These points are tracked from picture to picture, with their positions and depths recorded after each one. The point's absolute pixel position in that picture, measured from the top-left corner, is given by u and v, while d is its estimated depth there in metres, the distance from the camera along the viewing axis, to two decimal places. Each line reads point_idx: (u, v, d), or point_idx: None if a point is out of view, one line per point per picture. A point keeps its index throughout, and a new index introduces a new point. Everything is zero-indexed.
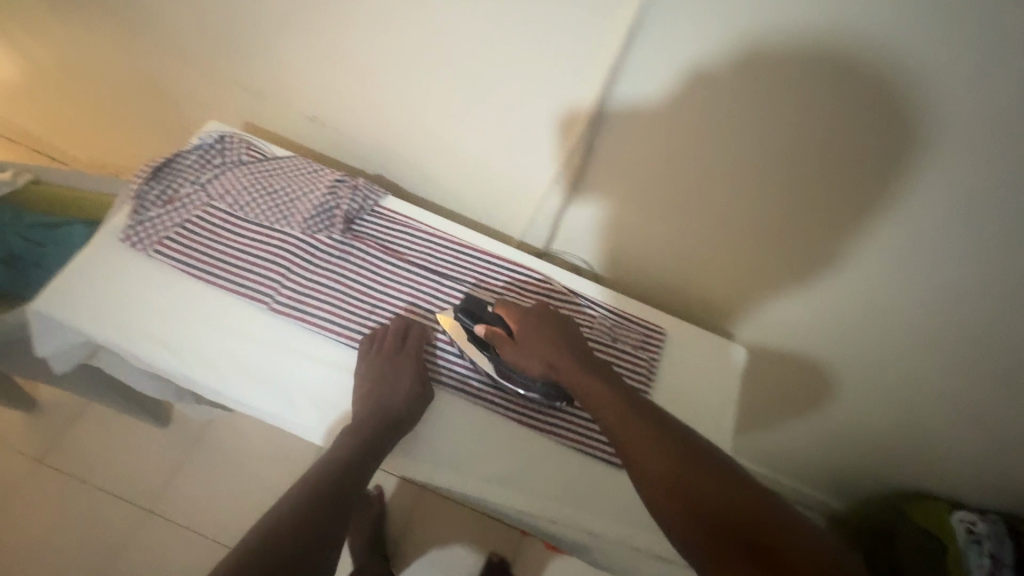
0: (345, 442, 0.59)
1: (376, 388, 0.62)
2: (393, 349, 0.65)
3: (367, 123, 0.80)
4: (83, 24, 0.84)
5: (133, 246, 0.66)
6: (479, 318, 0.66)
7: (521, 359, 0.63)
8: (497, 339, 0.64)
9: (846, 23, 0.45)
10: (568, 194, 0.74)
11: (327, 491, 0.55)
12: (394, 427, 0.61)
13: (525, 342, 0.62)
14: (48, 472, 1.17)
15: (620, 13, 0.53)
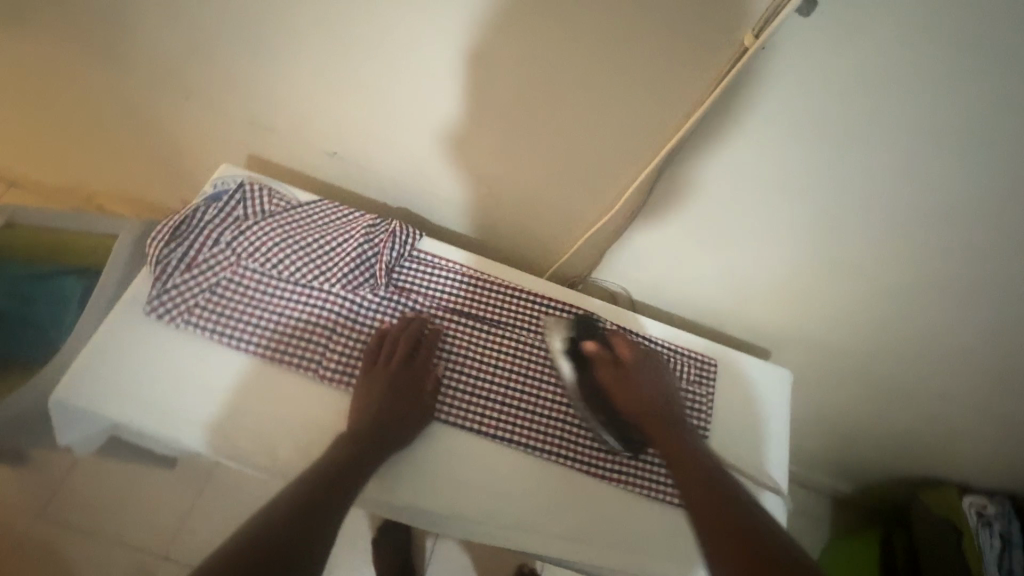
0: (337, 446, 0.57)
1: (385, 394, 0.60)
2: (402, 361, 0.63)
3: (398, 159, 0.77)
4: (91, 47, 0.79)
5: (160, 318, 0.61)
6: (589, 336, 0.69)
7: (616, 386, 0.65)
8: (600, 360, 0.67)
9: (948, 64, 0.46)
10: (616, 227, 0.74)
11: (316, 496, 0.53)
12: (391, 438, 0.59)
13: (629, 375, 0.65)
14: (48, 527, 1.09)
15: (709, 57, 0.52)
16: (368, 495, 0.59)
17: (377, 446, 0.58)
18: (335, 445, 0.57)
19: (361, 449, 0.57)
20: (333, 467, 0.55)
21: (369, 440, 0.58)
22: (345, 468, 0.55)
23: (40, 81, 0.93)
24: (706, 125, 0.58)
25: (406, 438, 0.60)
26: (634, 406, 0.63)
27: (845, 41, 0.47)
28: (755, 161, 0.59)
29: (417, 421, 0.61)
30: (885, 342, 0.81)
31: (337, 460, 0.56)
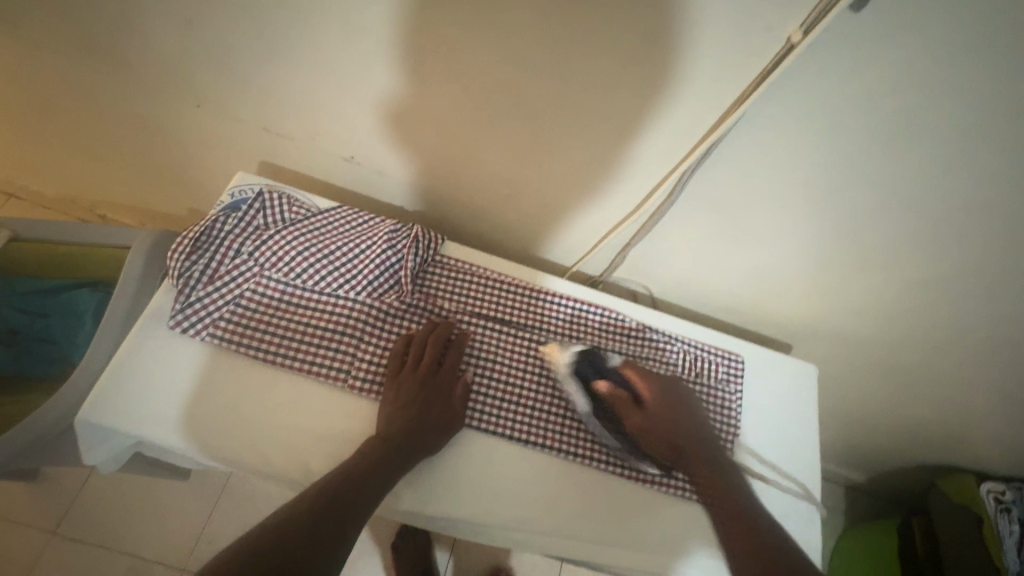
0: (367, 447, 0.57)
1: (411, 403, 0.59)
2: (430, 367, 0.61)
3: (417, 162, 0.76)
4: (94, 58, 0.77)
5: (184, 332, 0.60)
6: (600, 376, 0.65)
7: (647, 429, 0.63)
8: (621, 402, 0.64)
9: (1001, 65, 0.44)
10: (639, 226, 0.73)
11: (341, 498, 0.52)
12: (419, 446, 0.58)
13: (656, 415, 0.63)
14: (65, 543, 1.08)
15: (744, 62, 0.50)
16: (403, 507, 0.59)
17: (406, 448, 0.57)
18: (363, 448, 0.57)
19: (389, 452, 0.56)
20: (360, 469, 0.54)
21: (398, 442, 0.57)
22: (374, 470, 0.55)
23: (42, 91, 0.90)
24: (742, 125, 0.56)
25: (435, 445, 0.59)
26: (669, 445, 0.63)
27: (895, 41, 0.45)
28: (790, 159, 0.58)
29: (444, 429, 0.60)
30: (908, 335, 0.81)
31: (364, 462, 0.55)
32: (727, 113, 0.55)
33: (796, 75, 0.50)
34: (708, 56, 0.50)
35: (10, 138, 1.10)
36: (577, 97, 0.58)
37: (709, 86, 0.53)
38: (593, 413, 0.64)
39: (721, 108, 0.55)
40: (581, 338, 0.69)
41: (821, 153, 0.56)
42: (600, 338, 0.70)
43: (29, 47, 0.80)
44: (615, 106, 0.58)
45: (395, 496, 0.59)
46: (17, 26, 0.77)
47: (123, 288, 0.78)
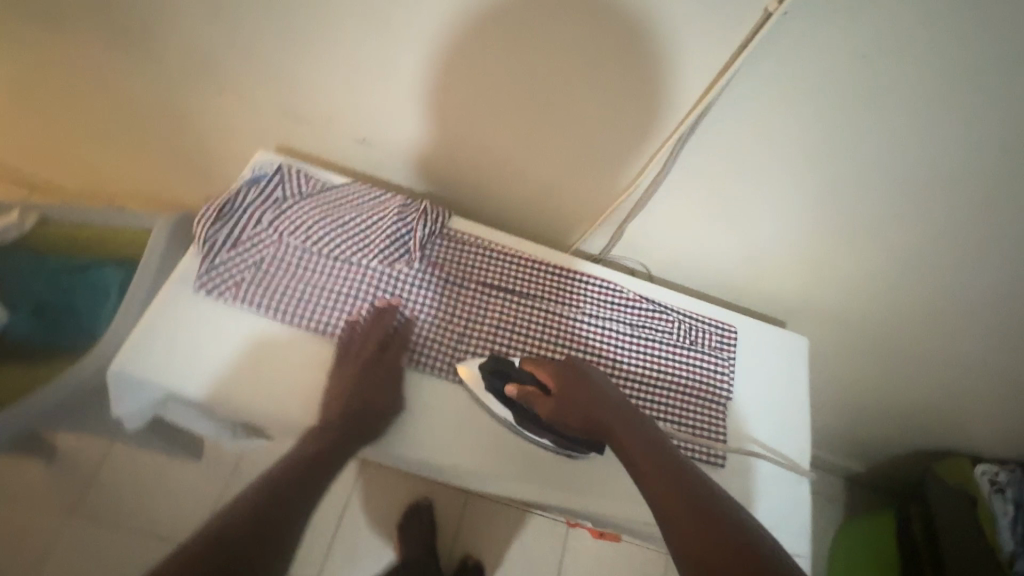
0: (302, 447, 0.59)
1: (351, 395, 0.61)
2: (369, 357, 0.63)
3: (423, 143, 0.80)
4: (122, 44, 0.82)
5: (209, 294, 0.64)
6: (510, 378, 0.64)
7: (557, 416, 0.60)
8: (531, 399, 0.62)
9: (955, 24, 0.49)
10: (634, 203, 0.77)
11: (271, 501, 0.53)
12: (359, 437, 0.60)
13: (560, 400, 0.59)
14: (81, 522, 1.11)
15: (728, 31, 0.54)
16: (413, 454, 0.62)
17: (343, 443, 0.60)
18: (296, 450, 0.59)
19: (325, 449, 0.59)
20: (292, 470, 0.56)
21: (336, 438, 0.59)
22: (309, 472, 0.57)
23: (71, 80, 0.95)
24: (730, 93, 0.60)
25: (379, 432, 0.62)
26: (584, 423, 0.57)
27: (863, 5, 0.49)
28: (776, 128, 0.62)
29: (388, 414, 0.63)
30: (896, 311, 0.84)
31: (299, 465, 0.57)
32: (717, 81, 0.59)
33: (781, 40, 0.54)
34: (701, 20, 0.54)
35: (38, 131, 1.16)
36: (576, 68, 0.62)
37: (698, 54, 0.57)
38: (515, 419, 0.63)
39: (710, 77, 0.59)
40: (580, 307, 0.73)
41: (805, 120, 0.60)
42: (599, 307, 0.73)
43: (62, 36, 0.85)
44: (612, 77, 0.62)
45: (407, 443, 0.63)
46: (52, 17, 0.82)
47: (149, 262, 0.83)
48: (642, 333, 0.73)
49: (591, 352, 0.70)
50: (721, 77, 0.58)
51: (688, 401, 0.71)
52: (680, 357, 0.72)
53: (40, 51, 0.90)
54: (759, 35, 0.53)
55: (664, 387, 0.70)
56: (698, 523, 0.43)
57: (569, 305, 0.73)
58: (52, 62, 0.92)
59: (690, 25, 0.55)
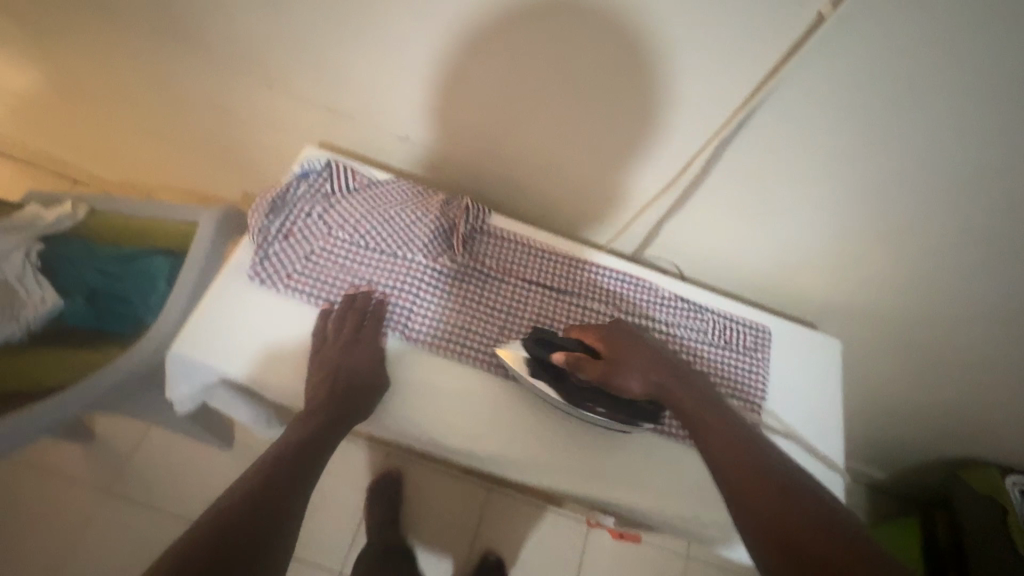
0: (285, 442, 0.56)
1: (335, 373, 0.62)
2: (348, 337, 0.64)
3: (462, 140, 0.81)
4: (174, 39, 0.84)
5: (260, 283, 0.67)
6: (557, 346, 0.64)
7: (611, 383, 0.60)
8: (579, 365, 0.61)
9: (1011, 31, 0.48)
10: (672, 203, 0.78)
11: (262, 497, 0.49)
12: (350, 413, 0.60)
13: (614, 363, 0.60)
14: (116, 504, 1.14)
15: (778, 35, 0.54)
16: (453, 443, 0.65)
17: (326, 430, 0.58)
18: (278, 446, 0.55)
19: (309, 441, 0.56)
20: (279, 467, 0.53)
21: (318, 427, 0.58)
22: (297, 462, 0.54)
23: (121, 74, 0.99)
24: (778, 95, 0.60)
25: (368, 407, 0.62)
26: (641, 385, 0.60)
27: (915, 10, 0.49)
28: (820, 131, 0.62)
29: (376, 389, 0.63)
30: (930, 317, 0.83)
31: (284, 458, 0.54)
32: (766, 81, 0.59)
33: (836, 41, 0.53)
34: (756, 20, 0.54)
35: (85, 122, 1.20)
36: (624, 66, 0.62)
37: (745, 56, 0.57)
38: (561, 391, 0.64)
39: (756, 79, 0.59)
40: (617, 305, 0.74)
41: (854, 121, 0.60)
42: (636, 305, 0.74)
43: (115, 30, 0.87)
44: (661, 77, 0.62)
45: (449, 433, 0.65)
46: (107, 11, 0.84)
47: (195, 253, 0.85)
48: (678, 331, 0.74)
49: None
50: (770, 78, 0.58)
51: (725, 399, 0.71)
52: (715, 356, 0.73)
53: (94, 45, 0.93)
54: (814, 35, 0.53)
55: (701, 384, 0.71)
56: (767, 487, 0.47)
57: (607, 303, 0.74)
58: (104, 56, 0.95)
59: (745, 25, 0.55)
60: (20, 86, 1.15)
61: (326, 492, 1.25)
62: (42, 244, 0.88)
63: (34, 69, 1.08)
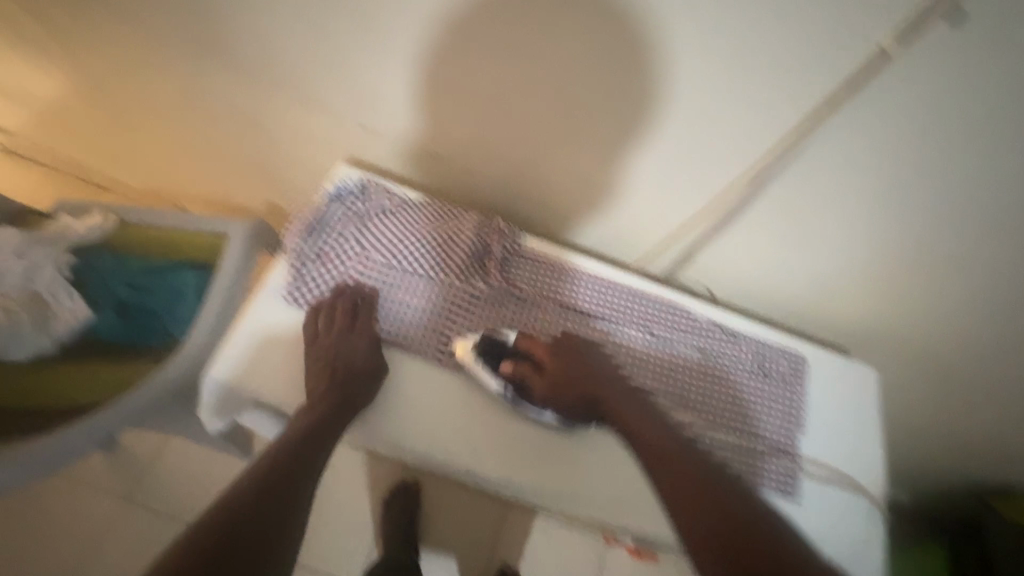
0: (287, 436, 0.57)
1: (331, 364, 0.62)
2: (344, 325, 0.65)
3: (494, 163, 0.79)
4: (208, 53, 0.84)
5: (296, 304, 0.67)
6: (504, 355, 0.66)
7: (553, 394, 0.64)
8: (525, 375, 0.65)
9: None
10: (709, 229, 0.76)
11: (264, 497, 0.50)
12: (351, 402, 0.61)
13: (556, 376, 0.64)
14: (136, 511, 1.14)
15: (833, 67, 0.53)
16: (483, 472, 0.64)
17: (326, 426, 0.58)
18: (275, 448, 0.56)
19: (307, 439, 0.57)
20: (279, 467, 0.53)
21: (316, 424, 0.58)
22: (297, 461, 0.54)
23: (153, 84, 0.99)
24: (830, 127, 0.58)
25: (367, 395, 0.63)
26: (580, 397, 0.63)
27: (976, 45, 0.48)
28: (870, 166, 0.60)
29: (374, 377, 0.64)
30: (972, 348, 0.81)
31: (282, 458, 0.54)
32: (819, 115, 0.57)
33: (895, 78, 0.52)
34: (814, 56, 0.53)
35: (114, 129, 1.20)
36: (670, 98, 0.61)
37: (797, 87, 0.56)
38: (509, 394, 0.66)
39: (807, 110, 0.57)
40: (650, 330, 0.73)
41: (906, 158, 0.58)
42: (670, 331, 0.73)
43: (151, 43, 0.88)
44: (705, 108, 0.60)
45: (482, 463, 0.64)
46: (144, 23, 0.84)
47: (225, 268, 0.85)
48: (714, 360, 0.73)
49: (663, 377, 0.70)
50: (823, 113, 0.57)
51: (762, 430, 0.70)
52: (753, 386, 0.72)
53: (128, 55, 0.94)
54: (874, 73, 0.52)
55: (738, 415, 0.70)
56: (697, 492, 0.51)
57: (640, 328, 0.73)
58: (138, 66, 0.96)
59: (801, 60, 0.53)
60: (52, 93, 1.16)
61: (345, 503, 1.25)
62: (71, 256, 0.88)
63: (67, 77, 1.09)
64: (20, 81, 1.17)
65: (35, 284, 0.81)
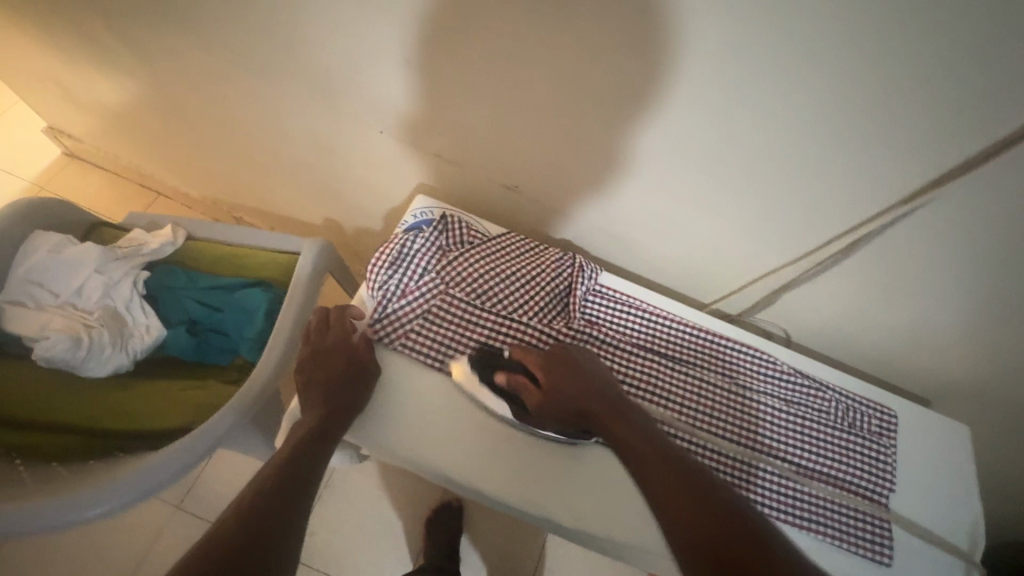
0: (289, 443, 0.59)
1: (313, 373, 0.65)
2: (318, 332, 0.68)
3: (579, 195, 0.80)
4: (295, 76, 0.85)
5: (381, 341, 0.69)
6: (500, 367, 0.66)
7: (546, 409, 0.62)
8: (521, 388, 0.64)
9: None
10: (799, 274, 0.75)
11: (263, 511, 0.50)
12: (345, 404, 0.63)
13: (550, 390, 0.62)
14: (186, 519, 1.11)
15: (981, 124, 0.50)
16: (564, 521, 0.63)
17: (322, 435, 0.59)
18: (267, 467, 0.55)
19: (302, 451, 0.57)
20: (275, 482, 0.53)
21: (311, 436, 0.59)
22: (291, 478, 0.54)
23: (230, 103, 1.00)
24: (962, 182, 0.55)
25: (360, 393, 0.64)
26: (574, 411, 0.61)
27: None
28: (1000, 222, 0.56)
29: (363, 375, 0.65)
30: None
31: (280, 470, 0.54)
32: (954, 169, 0.54)
33: None
34: (951, 119, 0.50)
35: (181, 140, 1.22)
36: (781, 148, 0.60)
37: (931, 142, 0.53)
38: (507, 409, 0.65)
39: (938, 165, 0.55)
40: (735, 377, 0.71)
41: None
42: (755, 380, 0.71)
43: (236, 66, 0.89)
44: (824, 153, 0.58)
45: (565, 512, 0.63)
46: (232, 49, 0.86)
47: (295, 288, 0.85)
48: (800, 411, 0.70)
49: (746, 425, 0.68)
50: (952, 169, 0.55)
51: (848, 485, 0.67)
52: (840, 439, 0.69)
53: (211, 74, 0.95)
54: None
55: (823, 468, 0.67)
56: (699, 505, 0.50)
57: (722, 374, 0.71)
58: (218, 85, 0.97)
59: (943, 114, 0.50)
60: (126, 108, 1.20)
61: (387, 523, 1.24)
62: (148, 272, 0.90)
63: (143, 94, 1.11)
64: (96, 96, 1.21)
65: (112, 298, 0.83)
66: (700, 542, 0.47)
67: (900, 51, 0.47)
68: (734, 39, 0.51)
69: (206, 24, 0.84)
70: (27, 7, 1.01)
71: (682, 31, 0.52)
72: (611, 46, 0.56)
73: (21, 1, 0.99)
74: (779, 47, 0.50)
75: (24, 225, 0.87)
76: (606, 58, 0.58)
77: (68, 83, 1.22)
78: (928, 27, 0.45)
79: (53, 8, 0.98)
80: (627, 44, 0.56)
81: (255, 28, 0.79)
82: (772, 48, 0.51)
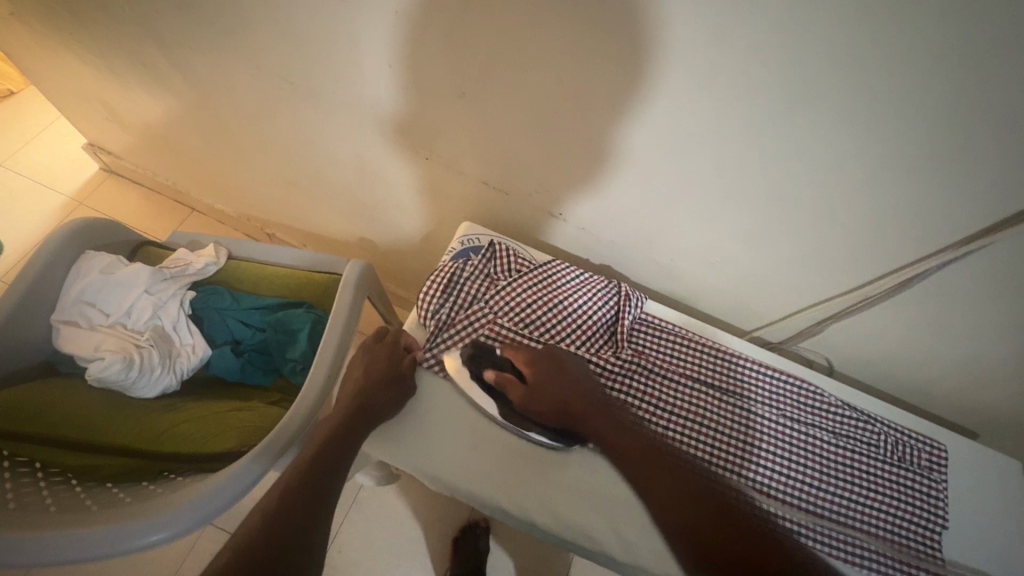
0: (312, 443, 0.60)
1: (353, 381, 0.68)
2: (371, 338, 0.72)
3: (622, 225, 0.82)
4: (344, 105, 0.87)
5: (430, 369, 0.70)
6: (490, 362, 0.67)
7: (531, 406, 0.64)
8: (508, 385, 0.65)
9: None
10: (847, 308, 0.75)
11: (286, 516, 0.51)
12: (374, 413, 0.64)
13: (539, 388, 0.64)
14: (218, 534, 1.12)
15: None
16: (618, 555, 0.62)
17: (343, 440, 0.60)
18: (288, 471, 0.57)
19: (321, 461, 0.58)
20: (296, 496, 0.54)
21: (332, 441, 0.60)
22: (310, 481, 0.55)
23: (275, 129, 1.03)
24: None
25: (388, 406, 0.65)
26: (562, 412, 0.64)
27: None
28: None
29: (397, 393, 0.66)
30: None
31: (299, 471, 0.56)
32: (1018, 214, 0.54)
33: None
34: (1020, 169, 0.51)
35: (219, 160, 1.25)
36: (838, 188, 0.60)
37: (996, 188, 0.53)
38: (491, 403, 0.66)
39: (1000, 210, 0.55)
40: (781, 407, 0.71)
41: None
42: (800, 410, 0.71)
43: (287, 96, 0.92)
44: (881, 192, 0.59)
45: (617, 544, 0.63)
46: (285, 79, 0.88)
47: (340, 305, 0.85)
48: (849, 444, 0.69)
49: (793, 456, 0.68)
50: (1013, 216, 0.55)
51: (900, 521, 0.66)
52: (892, 474, 0.68)
53: (258, 100, 0.97)
54: None
55: (874, 502, 0.67)
56: (686, 499, 0.61)
57: (765, 403, 0.71)
58: (264, 110, 0.99)
59: (1010, 164, 0.51)
60: (170, 128, 1.23)
61: (416, 539, 1.24)
62: (193, 292, 0.92)
63: (190, 116, 1.14)
64: (143, 116, 1.24)
65: (160, 317, 0.86)
66: (690, 531, 0.60)
67: (969, 101, 0.47)
68: (798, 85, 0.52)
69: (260, 57, 0.86)
70: (85, 35, 1.04)
71: (743, 74, 0.53)
72: (670, 88, 0.58)
73: (79, 28, 1.03)
74: (843, 96, 0.51)
75: (78, 245, 0.89)
76: (666, 99, 0.59)
77: (115, 104, 1.25)
78: (1006, 80, 0.45)
79: (109, 37, 1.01)
80: (688, 88, 0.57)
81: (311, 61, 0.81)
82: (845, 95, 0.51)
